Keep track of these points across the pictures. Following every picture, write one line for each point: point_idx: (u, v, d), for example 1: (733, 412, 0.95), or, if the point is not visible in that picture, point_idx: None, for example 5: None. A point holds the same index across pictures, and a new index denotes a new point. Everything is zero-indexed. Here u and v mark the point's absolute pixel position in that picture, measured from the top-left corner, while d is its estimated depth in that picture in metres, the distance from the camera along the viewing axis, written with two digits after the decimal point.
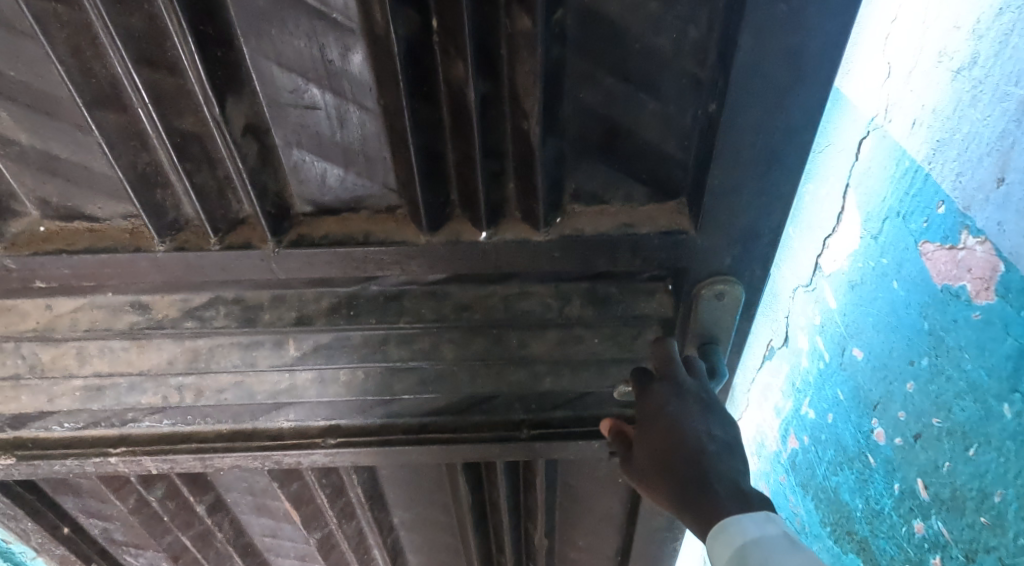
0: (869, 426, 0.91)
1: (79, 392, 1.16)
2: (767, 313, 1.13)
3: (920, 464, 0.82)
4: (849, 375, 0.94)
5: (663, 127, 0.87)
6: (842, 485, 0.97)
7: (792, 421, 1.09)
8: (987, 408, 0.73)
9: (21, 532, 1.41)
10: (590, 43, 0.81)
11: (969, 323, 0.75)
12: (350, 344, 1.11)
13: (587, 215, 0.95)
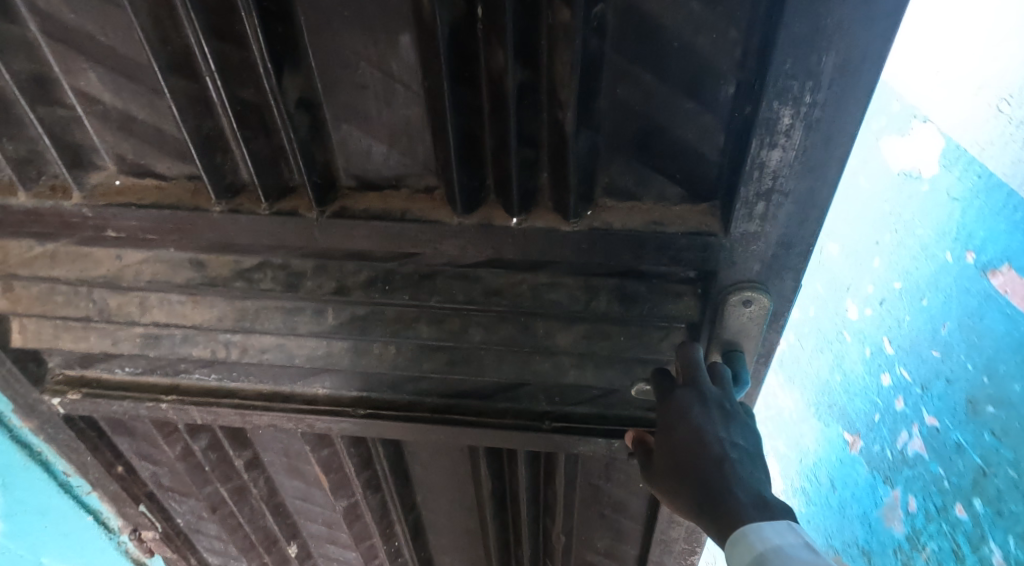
0: (840, 311, 1.52)
1: (139, 338, 1.26)
2: None
3: (899, 323, 1.30)
4: (829, 272, 1.58)
5: (698, 128, 0.89)
6: (829, 358, 1.55)
7: (811, 324, 1.63)
8: (938, 273, 1.22)
9: (81, 467, 1.51)
10: (628, 41, 0.83)
11: (916, 228, 1.28)
12: (384, 317, 1.16)
13: (618, 210, 0.97)
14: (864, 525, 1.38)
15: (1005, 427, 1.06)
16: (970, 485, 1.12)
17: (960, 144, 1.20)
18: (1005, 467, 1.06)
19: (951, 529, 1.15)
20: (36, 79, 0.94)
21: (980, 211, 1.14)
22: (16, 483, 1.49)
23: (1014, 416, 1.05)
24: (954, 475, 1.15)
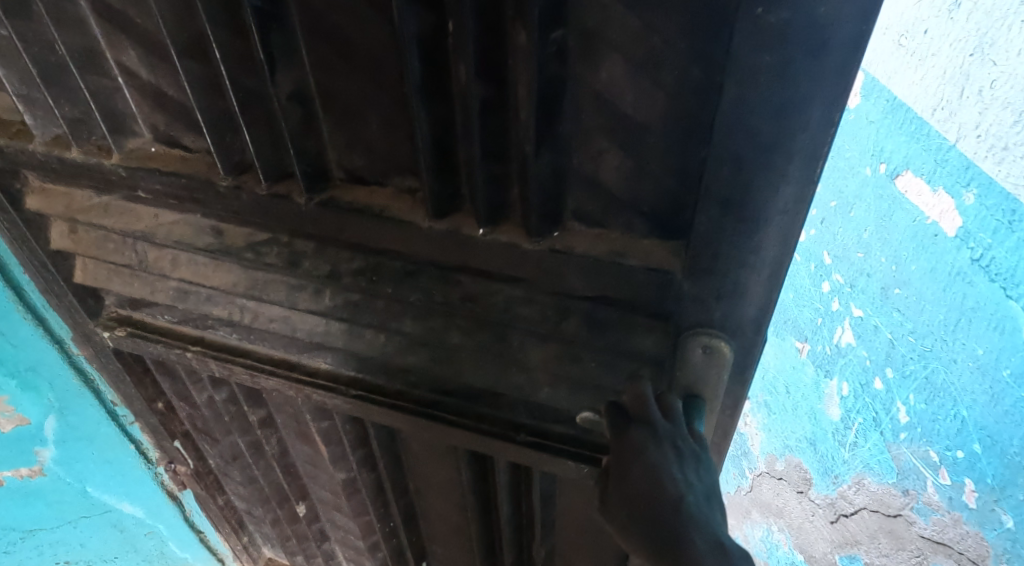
0: (821, 266, 1.58)
1: (171, 291, 1.39)
2: None
3: (842, 266, 1.51)
4: (813, 230, 1.62)
5: (662, 164, 0.86)
6: (812, 303, 1.61)
7: (796, 283, 1.68)
8: (862, 186, 1.45)
9: (126, 398, 1.68)
10: (590, 68, 0.81)
11: (852, 154, 1.49)
12: (374, 307, 1.20)
13: (584, 235, 0.96)
14: (818, 425, 1.63)
15: (907, 305, 1.32)
16: (884, 360, 1.39)
17: (886, 78, 1.39)
18: (909, 337, 1.32)
19: (874, 407, 1.43)
20: (87, 51, 1.06)
21: (895, 133, 1.35)
22: (73, 409, 1.66)
23: (918, 301, 1.29)
24: (878, 355, 1.41)
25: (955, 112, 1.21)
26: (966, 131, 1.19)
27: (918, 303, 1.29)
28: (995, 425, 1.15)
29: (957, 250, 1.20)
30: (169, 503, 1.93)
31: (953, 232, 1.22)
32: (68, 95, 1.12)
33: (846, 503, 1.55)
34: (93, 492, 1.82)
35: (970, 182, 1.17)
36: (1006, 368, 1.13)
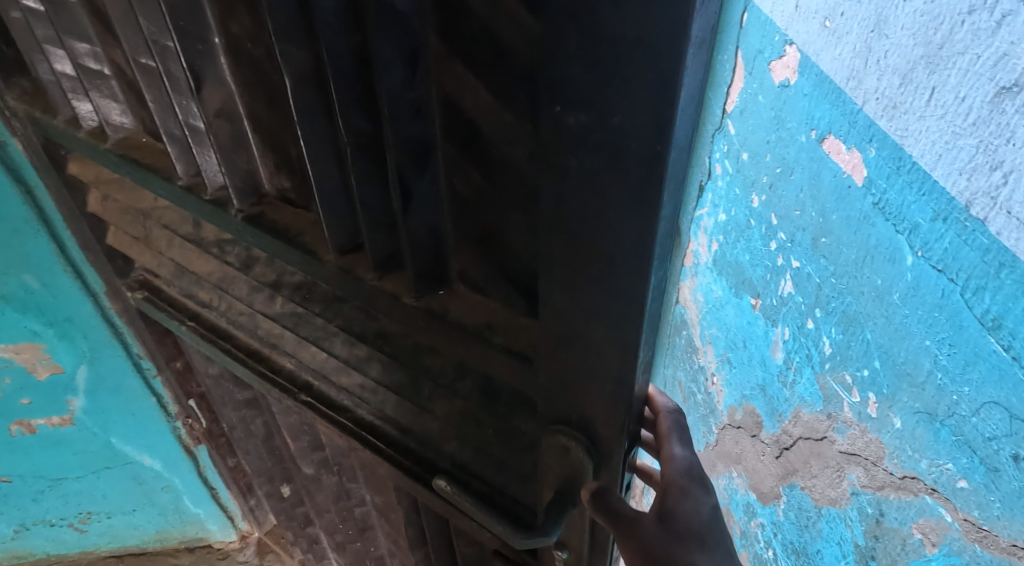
0: (749, 203, 1.32)
1: (172, 268, 1.35)
2: (699, 163, 1.60)
3: (770, 205, 1.22)
4: (739, 175, 1.37)
5: (525, 239, 0.78)
6: (739, 253, 1.38)
7: (724, 243, 1.48)
8: (793, 152, 1.12)
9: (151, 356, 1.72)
10: (451, 131, 0.76)
11: (762, 105, 1.24)
12: (310, 322, 1.12)
13: (462, 301, 0.87)
14: (762, 368, 1.29)
15: (826, 251, 1.02)
16: (812, 299, 1.08)
17: (783, 32, 1.13)
18: (827, 279, 1.02)
19: (805, 341, 1.11)
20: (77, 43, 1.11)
21: (820, 101, 1.02)
22: (102, 360, 1.71)
23: (835, 245, 1.00)
24: (806, 297, 1.10)
25: (835, 54, 0.97)
26: (846, 53, 0.94)
27: (836, 248, 1.00)
28: (890, 343, 0.87)
29: (862, 201, 0.92)
30: (185, 458, 2.00)
31: (858, 183, 0.93)
32: (68, 82, 1.17)
33: (787, 437, 1.19)
34: (115, 443, 1.92)
35: (870, 137, 0.89)
36: (897, 291, 0.85)
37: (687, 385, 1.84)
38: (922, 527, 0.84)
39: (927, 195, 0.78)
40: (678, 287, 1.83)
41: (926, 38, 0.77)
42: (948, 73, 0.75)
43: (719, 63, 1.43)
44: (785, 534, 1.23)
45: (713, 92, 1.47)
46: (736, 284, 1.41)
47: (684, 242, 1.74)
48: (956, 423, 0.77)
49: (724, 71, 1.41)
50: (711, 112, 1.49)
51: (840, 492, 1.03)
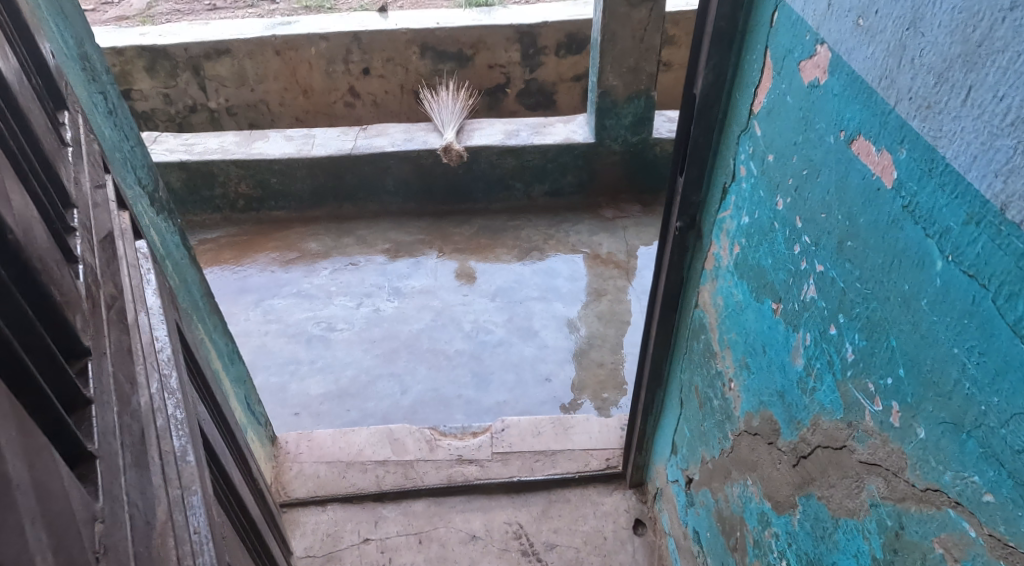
0: (774, 204, 1.30)
1: (145, 270, 1.35)
2: (722, 166, 1.58)
3: (796, 206, 1.19)
4: (765, 177, 1.34)
5: None
6: (761, 257, 1.36)
7: (745, 246, 1.46)
8: (820, 152, 1.10)
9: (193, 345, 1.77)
10: None
11: (791, 105, 1.21)
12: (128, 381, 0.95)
13: None
14: (782, 373, 1.27)
15: (852, 253, 1.00)
16: (836, 304, 1.05)
17: (814, 30, 1.11)
18: (852, 283, 1.00)
19: (826, 346, 1.09)
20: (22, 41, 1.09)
21: (850, 100, 1.00)
22: None
23: (861, 249, 0.98)
24: (829, 302, 1.08)
25: (868, 53, 0.95)
26: (879, 53, 0.92)
27: (862, 252, 0.97)
28: (915, 349, 0.85)
29: (891, 203, 0.90)
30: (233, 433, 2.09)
31: (887, 185, 0.91)
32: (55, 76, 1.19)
33: (804, 446, 1.17)
34: None
35: (901, 139, 0.87)
36: (926, 297, 0.82)
37: (704, 391, 1.82)
38: (943, 541, 0.82)
39: (958, 197, 0.76)
40: (698, 291, 1.81)
41: (964, 40, 0.75)
42: (986, 72, 0.72)
43: (748, 63, 1.40)
44: (798, 543, 1.21)
45: (740, 92, 1.45)
46: (757, 289, 1.38)
47: (706, 247, 1.72)
48: (982, 434, 0.75)
49: (753, 70, 1.39)
50: (738, 111, 1.46)
51: (858, 503, 1.00)
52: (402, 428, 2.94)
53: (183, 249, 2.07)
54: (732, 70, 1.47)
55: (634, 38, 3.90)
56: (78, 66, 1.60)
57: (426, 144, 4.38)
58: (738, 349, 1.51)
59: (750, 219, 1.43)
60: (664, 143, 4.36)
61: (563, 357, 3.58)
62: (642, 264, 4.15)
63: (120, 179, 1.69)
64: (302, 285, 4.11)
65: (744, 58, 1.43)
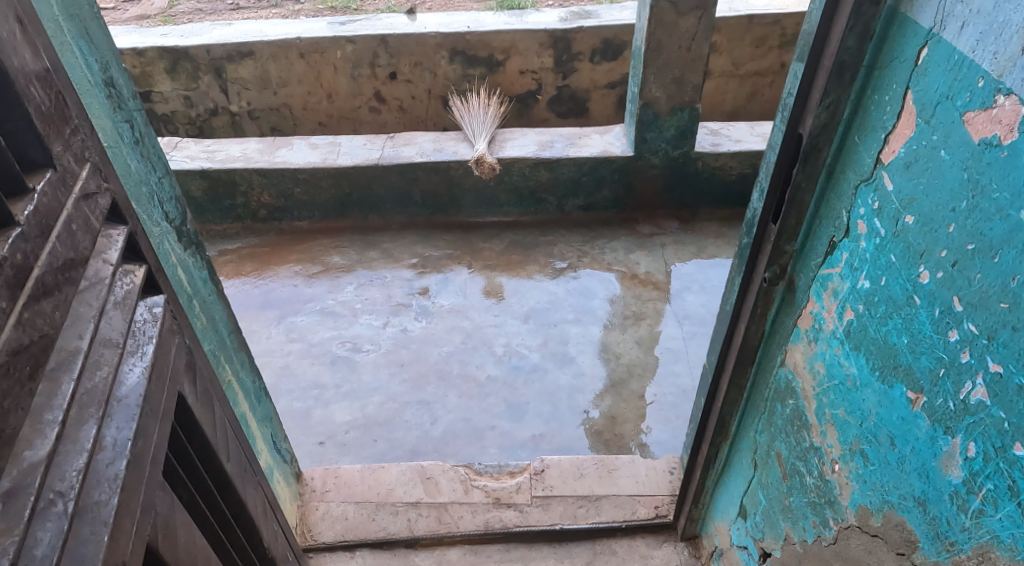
0: (914, 272, 1.09)
1: (144, 340, 1.22)
2: (832, 215, 1.38)
3: (956, 284, 0.99)
4: (900, 238, 1.13)
5: None
6: (891, 331, 1.15)
7: (864, 312, 1.25)
8: (1001, 227, 0.92)
9: (213, 399, 1.62)
10: None
11: (947, 159, 1.00)
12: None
13: None
14: (924, 479, 1.09)
15: None
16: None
17: (994, 76, 0.90)
18: None
19: (1007, 468, 0.93)
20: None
21: None
22: None
23: None
24: (1015, 416, 0.91)
25: None
26: None
27: None
28: None
29: None
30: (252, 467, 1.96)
31: None
32: (60, 127, 1.06)
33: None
34: None
35: None
36: None
37: (790, 461, 1.63)
38: None
39: None
40: (787, 349, 1.63)
41: None
42: None
43: (877, 100, 1.19)
44: None
45: (862, 133, 1.24)
46: (883, 367, 1.19)
47: (802, 302, 1.53)
48: None
49: (885, 107, 1.17)
50: (863, 152, 1.24)
51: None
52: (436, 466, 2.76)
53: (212, 283, 1.94)
54: (844, 106, 1.27)
55: (680, 47, 3.69)
56: (103, 93, 1.45)
57: (456, 155, 4.19)
58: (854, 434, 1.29)
59: (873, 283, 1.22)
60: (706, 158, 4.15)
61: (601, 386, 3.38)
62: (681, 285, 3.94)
63: (145, 218, 1.55)
64: (326, 302, 3.94)
65: (866, 93, 1.22)
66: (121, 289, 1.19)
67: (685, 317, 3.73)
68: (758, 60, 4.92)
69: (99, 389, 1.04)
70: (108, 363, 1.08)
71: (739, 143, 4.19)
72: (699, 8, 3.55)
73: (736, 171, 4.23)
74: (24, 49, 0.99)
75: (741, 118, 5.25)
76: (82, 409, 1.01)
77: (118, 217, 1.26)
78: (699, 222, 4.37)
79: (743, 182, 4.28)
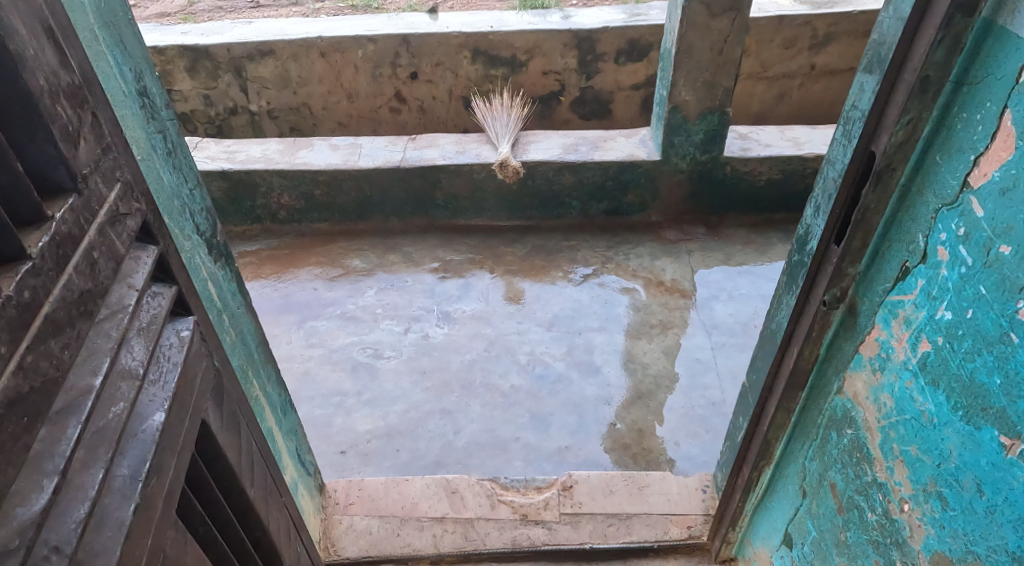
0: (1012, 308, 1.04)
1: (163, 369, 1.22)
2: (902, 238, 1.30)
3: None
4: (992, 270, 1.07)
5: None
6: (979, 368, 1.10)
7: (943, 345, 1.18)
8: None
9: (238, 419, 1.57)
10: None
11: None
12: None
13: None
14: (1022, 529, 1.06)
15: None
16: None
17: None
18: None
19: None
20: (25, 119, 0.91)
21: None
22: None
23: None
24: None
25: None
26: None
27: None
28: None
29: None
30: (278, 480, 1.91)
31: None
32: (89, 151, 1.03)
33: None
34: None
35: None
36: None
37: (845, 494, 1.56)
38: None
39: None
40: (843, 377, 1.55)
41: None
42: None
43: (962, 119, 1.12)
44: None
45: (944, 153, 1.17)
46: (969, 406, 1.13)
47: (864, 328, 1.45)
48: None
49: (971, 127, 1.10)
50: (944, 174, 1.17)
51: None
52: (461, 479, 2.69)
53: (241, 296, 1.89)
54: (922, 123, 1.20)
55: (711, 50, 3.60)
56: (136, 104, 1.38)
57: (479, 158, 4.11)
58: (931, 474, 1.24)
59: (954, 315, 1.16)
60: (735, 162, 4.05)
61: (627, 398, 3.30)
62: (709, 294, 3.85)
63: (176, 232, 1.50)
64: (346, 306, 3.88)
65: (949, 110, 1.15)
66: (146, 316, 1.20)
67: (713, 327, 3.64)
68: (787, 63, 4.81)
69: (112, 426, 1.04)
70: (123, 398, 1.08)
71: (769, 148, 4.08)
72: (732, 10, 3.45)
73: (765, 177, 4.13)
74: (53, 70, 0.95)
75: (768, 121, 5.14)
76: (92, 450, 1.00)
77: (149, 238, 1.24)
78: (726, 228, 4.28)
79: (772, 188, 4.18)
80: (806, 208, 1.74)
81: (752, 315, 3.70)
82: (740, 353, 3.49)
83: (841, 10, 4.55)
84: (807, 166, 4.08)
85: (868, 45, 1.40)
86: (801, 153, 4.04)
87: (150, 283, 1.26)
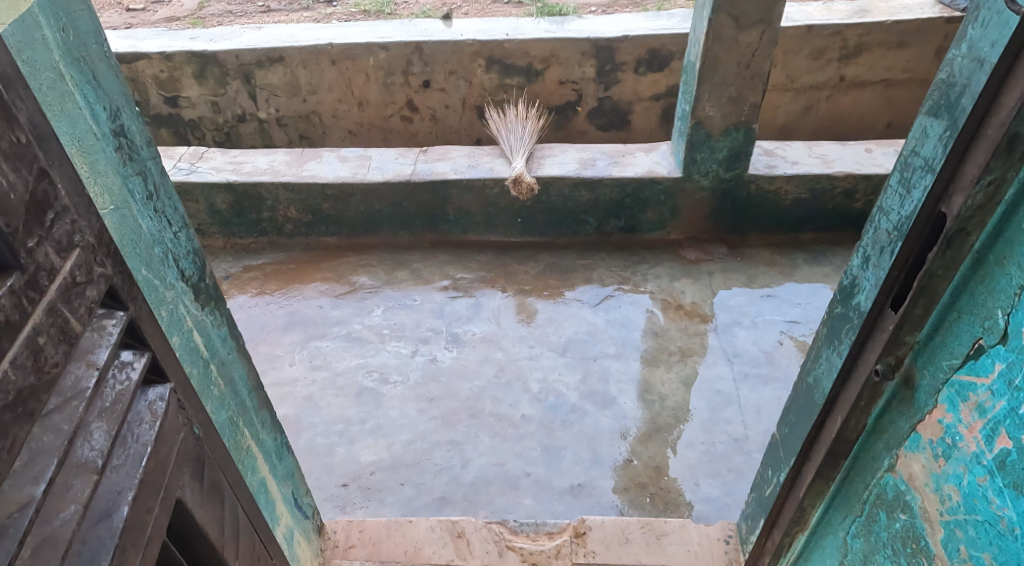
0: None
1: (133, 449, 1.09)
2: (974, 310, 1.15)
3: None
4: None
5: None
6: None
7: None
8: None
9: (224, 484, 1.45)
10: None
11: None
12: None
13: None
14: None
15: None
16: None
17: None
18: None
19: None
20: None
21: None
22: None
23: None
24: None
25: None
26: None
27: None
28: None
29: None
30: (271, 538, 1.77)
31: None
32: (36, 217, 0.89)
33: None
34: None
35: None
36: None
37: None
38: None
39: None
40: (895, 456, 1.38)
41: None
42: None
43: None
44: None
45: None
46: None
47: (923, 406, 1.29)
48: None
49: None
50: None
51: None
52: (468, 522, 2.54)
53: (233, 340, 1.74)
54: (1006, 185, 1.05)
55: (738, 63, 3.42)
56: (111, 145, 1.24)
57: (492, 172, 3.96)
58: None
59: None
60: (760, 181, 3.87)
61: (644, 432, 3.13)
62: (730, 319, 3.67)
63: (156, 283, 1.36)
64: (353, 326, 3.74)
65: None
66: (113, 391, 1.06)
67: (735, 356, 3.47)
68: (815, 74, 4.61)
69: (60, 537, 0.91)
70: (76, 499, 0.95)
71: (796, 166, 3.90)
72: (762, 22, 3.27)
73: (791, 196, 3.95)
74: None
75: (793, 134, 4.95)
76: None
77: (118, 301, 1.10)
78: (748, 249, 4.10)
79: (798, 207, 4.00)
80: (853, 256, 1.58)
81: (776, 343, 3.52)
82: (764, 385, 3.32)
83: (873, 20, 4.35)
84: (835, 185, 3.90)
85: (934, 83, 1.24)
86: (830, 172, 3.86)
87: (120, 349, 1.13)
